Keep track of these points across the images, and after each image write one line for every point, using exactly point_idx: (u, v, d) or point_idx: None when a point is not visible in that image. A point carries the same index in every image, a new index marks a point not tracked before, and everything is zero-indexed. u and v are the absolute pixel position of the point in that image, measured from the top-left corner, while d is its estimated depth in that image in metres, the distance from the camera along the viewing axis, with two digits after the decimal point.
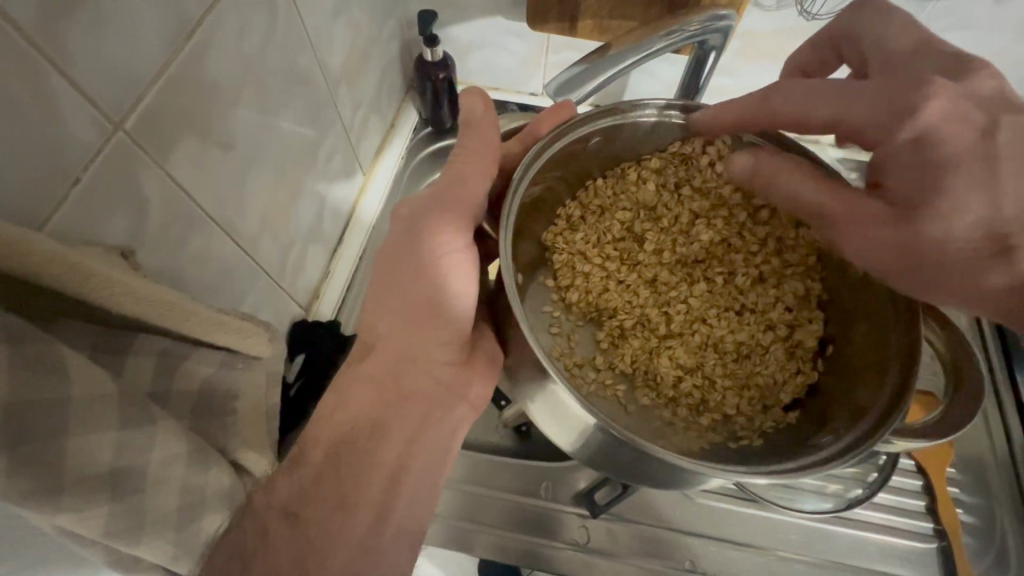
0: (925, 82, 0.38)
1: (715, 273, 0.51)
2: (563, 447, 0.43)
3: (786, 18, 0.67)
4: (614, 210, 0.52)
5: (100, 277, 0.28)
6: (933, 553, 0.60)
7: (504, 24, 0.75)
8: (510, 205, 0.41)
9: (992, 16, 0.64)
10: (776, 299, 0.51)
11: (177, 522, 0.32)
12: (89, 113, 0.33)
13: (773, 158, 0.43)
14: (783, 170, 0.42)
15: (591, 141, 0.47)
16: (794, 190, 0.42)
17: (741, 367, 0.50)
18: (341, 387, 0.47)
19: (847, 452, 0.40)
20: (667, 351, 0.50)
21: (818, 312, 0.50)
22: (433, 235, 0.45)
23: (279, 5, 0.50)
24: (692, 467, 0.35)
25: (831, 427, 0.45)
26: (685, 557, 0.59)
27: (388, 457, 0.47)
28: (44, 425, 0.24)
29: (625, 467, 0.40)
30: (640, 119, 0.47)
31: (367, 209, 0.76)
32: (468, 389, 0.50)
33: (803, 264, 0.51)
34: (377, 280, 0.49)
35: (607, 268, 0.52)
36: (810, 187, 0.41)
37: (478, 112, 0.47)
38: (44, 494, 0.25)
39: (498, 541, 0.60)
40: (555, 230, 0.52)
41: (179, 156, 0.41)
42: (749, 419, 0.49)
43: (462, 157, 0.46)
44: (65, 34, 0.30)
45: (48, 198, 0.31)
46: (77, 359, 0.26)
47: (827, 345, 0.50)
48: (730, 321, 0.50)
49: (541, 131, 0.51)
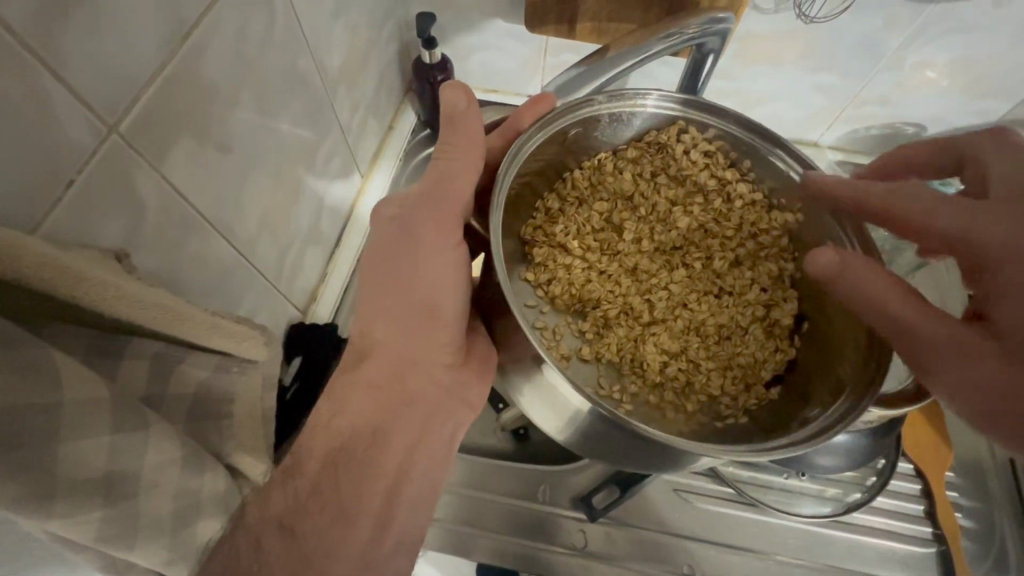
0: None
1: (692, 259, 0.52)
2: (551, 434, 0.44)
3: (786, 22, 0.67)
4: (591, 201, 0.53)
5: (95, 282, 0.28)
6: (933, 558, 0.60)
7: (504, 26, 0.75)
8: (499, 192, 0.40)
9: (992, 19, 0.64)
10: (752, 280, 0.51)
11: (173, 526, 0.31)
12: (84, 117, 0.33)
13: (862, 261, 0.40)
14: (874, 279, 0.40)
15: (570, 133, 0.47)
16: (886, 301, 0.39)
17: (723, 347, 0.50)
18: (339, 395, 0.46)
19: (836, 427, 0.39)
20: (651, 338, 0.50)
21: (792, 291, 0.50)
22: (430, 236, 0.45)
23: (277, 6, 0.50)
24: (665, 441, 0.35)
25: (816, 401, 0.45)
26: (683, 561, 0.59)
27: (390, 465, 0.46)
28: (34, 431, 0.24)
29: (610, 450, 0.40)
30: (616, 108, 0.47)
31: (365, 209, 0.76)
32: (467, 392, 0.51)
33: (777, 246, 0.51)
34: (372, 280, 0.49)
35: (587, 259, 0.52)
36: (901, 301, 0.39)
37: (462, 107, 0.45)
38: (37, 501, 0.25)
39: (497, 545, 0.60)
40: (534, 223, 0.52)
41: (175, 158, 0.40)
42: (734, 399, 0.49)
43: (449, 153, 0.46)
44: (58, 37, 0.30)
45: (42, 199, 0.31)
46: (71, 365, 0.26)
47: (803, 322, 0.50)
48: (709, 305, 0.51)
49: (523, 124, 0.51)
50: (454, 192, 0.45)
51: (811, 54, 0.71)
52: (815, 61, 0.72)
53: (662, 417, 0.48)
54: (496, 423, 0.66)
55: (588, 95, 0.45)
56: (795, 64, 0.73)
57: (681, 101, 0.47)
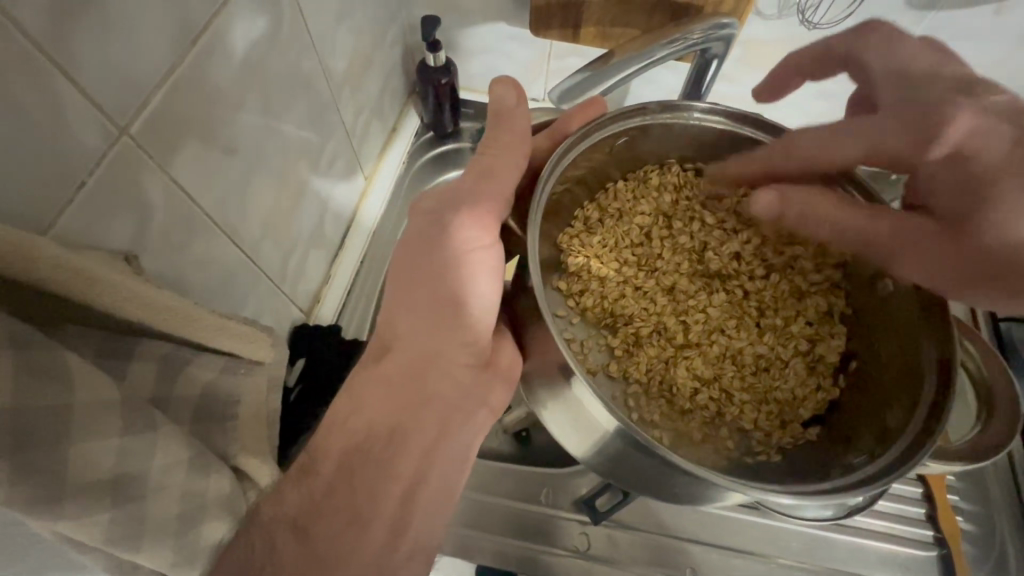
0: (948, 102, 0.42)
1: (734, 285, 0.52)
2: (573, 453, 0.44)
3: (788, 28, 0.67)
4: (632, 215, 0.53)
5: (107, 283, 0.28)
6: (933, 562, 0.60)
7: (507, 30, 0.75)
8: (537, 202, 0.41)
9: (992, 26, 0.64)
10: (798, 313, 0.51)
11: (177, 528, 0.31)
12: (95, 118, 0.33)
13: (802, 195, 0.44)
14: (821, 205, 0.44)
15: (619, 140, 0.48)
16: (844, 222, 0.43)
17: (759, 379, 0.50)
18: (355, 390, 0.45)
19: (881, 477, 0.39)
20: (684, 361, 0.49)
21: (840, 327, 0.51)
22: (464, 229, 0.45)
23: (284, 8, 0.50)
24: (705, 476, 0.35)
25: (859, 448, 0.45)
26: (685, 564, 0.59)
27: (407, 467, 0.44)
28: (45, 434, 0.24)
29: (642, 479, 0.40)
30: (665, 122, 0.47)
31: (369, 212, 0.76)
32: (488, 394, 0.48)
33: (827, 282, 0.51)
34: (398, 274, 0.48)
35: (624, 274, 0.52)
36: (853, 214, 0.43)
37: (509, 103, 0.47)
38: (46, 502, 0.24)
39: (499, 547, 0.60)
40: (571, 233, 0.52)
41: (184, 159, 0.40)
42: (767, 435, 0.49)
43: (488, 153, 0.47)
44: (71, 40, 0.30)
45: (52, 200, 0.31)
46: (82, 367, 0.26)
47: (850, 361, 0.50)
48: (749, 333, 0.51)
49: (572, 126, 0.52)
50: (490, 189, 0.45)
51: None
52: None
53: (695, 449, 0.48)
54: (500, 425, 0.66)
55: (639, 105, 0.46)
56: None
57: (734, 116, 0.47)
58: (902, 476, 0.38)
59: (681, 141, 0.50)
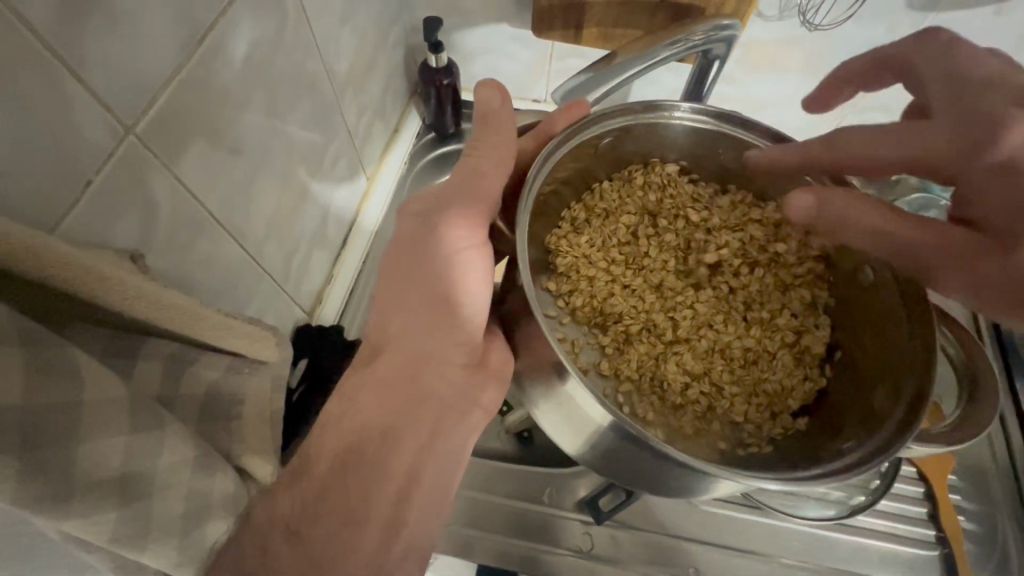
0: (1001, 113, 0.42)
1: (720, 281, 0.52)
2: (568, 451, 0.44)
3: (790, 28, 0.67)
4: (618, 215, 0.54)
5: (116, 280, 0.28)
6: (936, 560, 0.61)
7: (509, 31, 0.75)
8: (525, 198, 0.41)
9: (992, 26, 0.64)
10: (783, 306, 0.52)
11: (183, 527, 0.31)
12: (101, 117, 0.33)
13: (838, 195, 0.42)
14: (855, 205, 0.42)
15: (603, 141, 0.48)
16: (876, 225, 0.41)
17: (748, 372, 0.50)
18: (348, 393, 0.45)
19: (869, 459, 0.39)
20: (674, 356, 0.50)
21: (823, 318, 0.51)
22: (453, 229, 0.45)
23: (289, 9, 0.50)
24: (691, 463, 0.35)
25: (845, 435, 0.45)
26: (688, 564, 0.59)
27: (401, 465, 0.45)
28: (54, 432, 0.24)
29: (631, 468, 0.40)
30: (650, 122, 0.48)
31: (370, 215, 0.76)
32: (481, 394, 0.48)
33: (810, 275, 0.52)
34: (388, 276, 0.48)
35: (611, 273, 0.52)
36: (889, 218, 0.41)
37: (496, 104, 0.47)
38: (54, 501, 0.24)
39: (502, 547, 0.60)
40: (558, 234, 0.52)
41: (190, 158, 0.41)
42: (758, 427, 0.49)
43: (491, 153, 0.47)
44: (79, 40, 0.30)
45: (60, 199, 0.31)
46: (91, 364, 0.26)
47: (835, 351, 0.51)
48: (736, 328, 0.51)
49: (557, 129, 0.51)
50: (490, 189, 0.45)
51: (814, 61, 0.72)
52: (818, 68, 0.72)
53: (688, 441, 0.48)
54: (502, 426, 0.66)
55: (623, 105, 0.46)
56: (798, 71, 0.73)
57: (716, 115, 0.47)
58: (890, 456, 0.38)
59: (671, 141, 0.51)
